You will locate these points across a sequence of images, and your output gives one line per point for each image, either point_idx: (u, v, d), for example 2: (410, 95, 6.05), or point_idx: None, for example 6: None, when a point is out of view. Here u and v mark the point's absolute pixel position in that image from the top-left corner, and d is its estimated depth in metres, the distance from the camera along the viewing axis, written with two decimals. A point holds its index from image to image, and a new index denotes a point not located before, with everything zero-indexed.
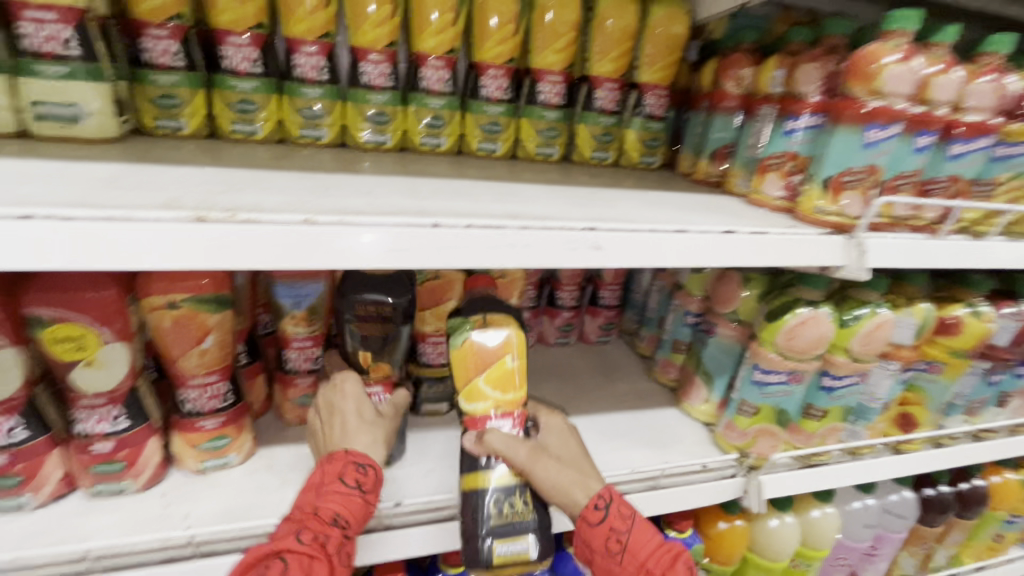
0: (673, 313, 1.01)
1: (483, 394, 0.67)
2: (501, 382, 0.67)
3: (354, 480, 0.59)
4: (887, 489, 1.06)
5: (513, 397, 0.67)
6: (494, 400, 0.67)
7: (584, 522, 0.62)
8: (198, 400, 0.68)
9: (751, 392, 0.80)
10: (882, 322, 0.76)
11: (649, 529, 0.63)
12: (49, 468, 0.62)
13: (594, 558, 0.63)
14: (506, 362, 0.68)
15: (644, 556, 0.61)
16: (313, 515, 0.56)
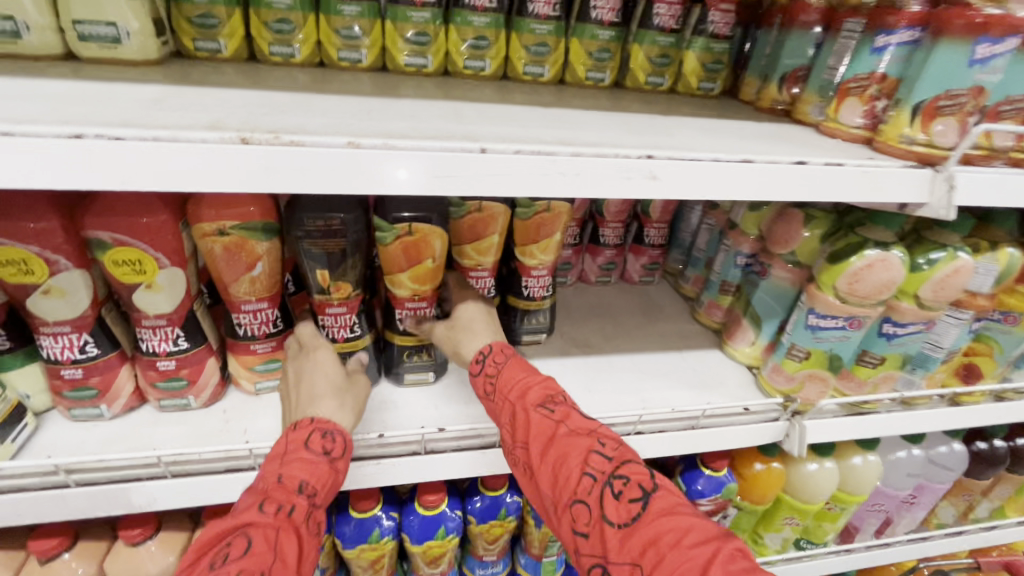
0: (724, 253, 0.96)
1: (401, 283, 0.71)
2: (422, 279, 0.71)
3: (320, 446, 0.58)
4: (936, 441, 1.03)
5: (431, 288, 0.72)
6: (411, 290, 0.71)
7: (472, 375, 0.68)
8: (250, 325, 0.70)
9: (803, 337, 0.77)
10: (960, 268, 0.70)
11: (524, 368, 0.66)
12: (121, 382, 0.67)
13: (483, 406, 0.67)
14: (426, 263, 0.69)
15: (509, 387, 0.64)
16: (277, 485, 0.54)
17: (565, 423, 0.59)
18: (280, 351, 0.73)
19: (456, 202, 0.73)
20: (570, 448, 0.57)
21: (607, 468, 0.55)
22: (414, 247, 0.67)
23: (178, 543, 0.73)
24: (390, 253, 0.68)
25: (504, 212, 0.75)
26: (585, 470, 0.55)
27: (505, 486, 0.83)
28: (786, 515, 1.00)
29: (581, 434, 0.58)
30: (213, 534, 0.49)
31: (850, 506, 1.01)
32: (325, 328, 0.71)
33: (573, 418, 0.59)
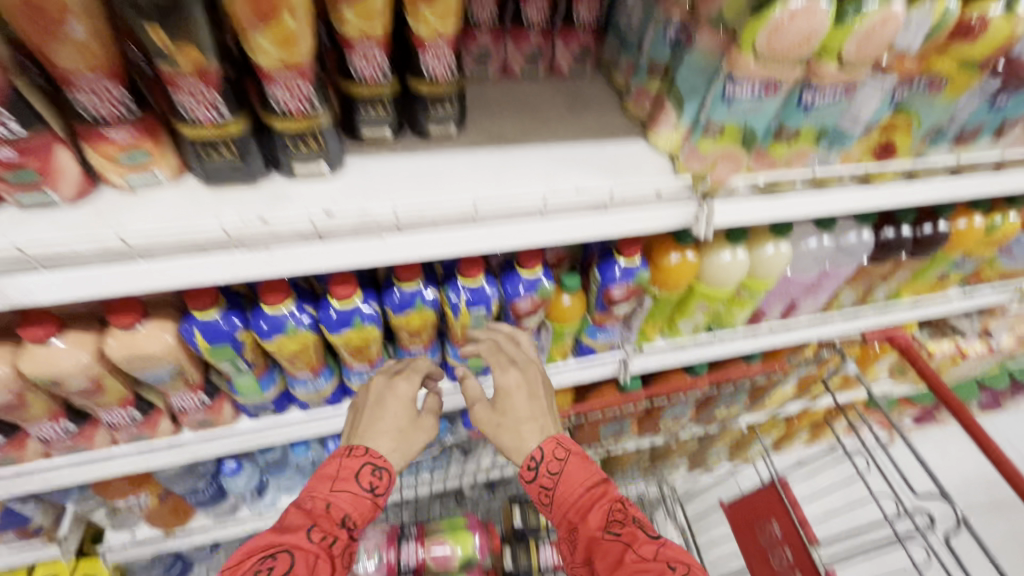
0: (654, 27, 0.88)
1: (264, 50, 0.61)
2: (286, 44, 0.60)
3: (368, 482, 0.75)
4: (847, 229, 1.07)
5: (302, 56, 0.62)
6: (278, 58, 0.62)
7: (525, 478, 0.80)
8: (94, 105, 0.60)
9: (718, 111, 0.73)
10: (888, 19, 0.63)
11: (581, 468, 0.77)
12: None
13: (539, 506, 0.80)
14: (286, 20, 0.59)
15: (569, 499, 0.75)
16: (324, 514, 0.71)
17: (631, 548, 0.68)
18: (145, 139, 0.65)
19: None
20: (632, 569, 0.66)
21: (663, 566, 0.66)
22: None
23: (88, 343, 0.74)
24: (238, 7, 0.57)
25: None
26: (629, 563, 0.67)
27: (420, 280, 0.85)
28: (697, 302, 1.08)
29: (652, 560, 0.67)
30: (260, 546, 0.66)
31: (757, 292, 1.09)
32: (185, 107, 0.62)
33: (640, 541, 0.69)
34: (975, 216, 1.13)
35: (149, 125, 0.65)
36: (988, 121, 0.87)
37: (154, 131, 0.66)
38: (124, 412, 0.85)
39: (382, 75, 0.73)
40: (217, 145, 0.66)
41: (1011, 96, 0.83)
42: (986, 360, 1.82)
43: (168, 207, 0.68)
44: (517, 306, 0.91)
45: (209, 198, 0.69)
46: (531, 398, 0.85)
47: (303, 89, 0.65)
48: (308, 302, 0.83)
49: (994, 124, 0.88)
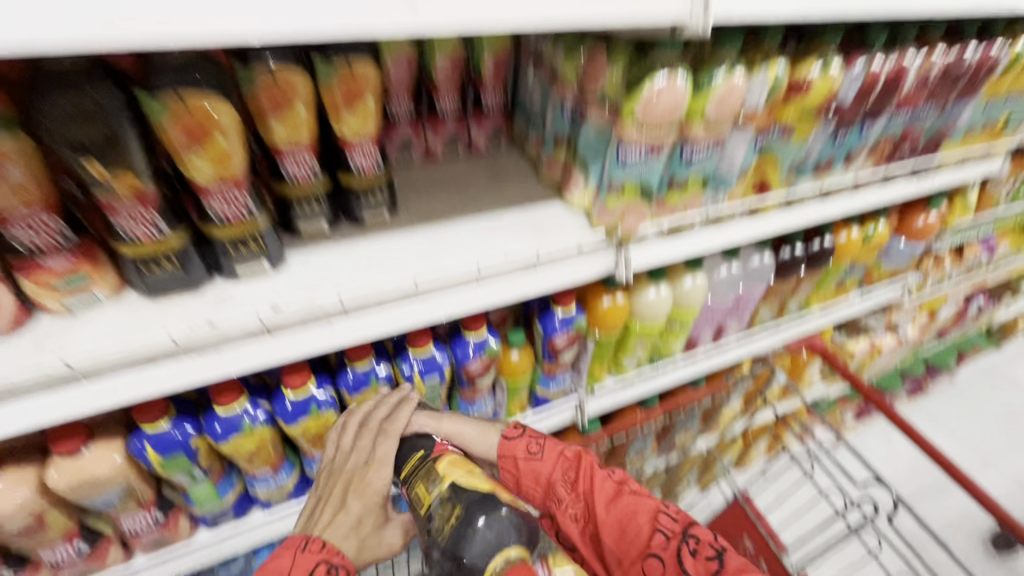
0: (552, 106, 0.99)
1: (199, 168, 0.66)
2: (221, 162, 0.66)
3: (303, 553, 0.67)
4: (750, 254, 1.22)
5: (237, 169, 0.68)
6: (214, 174, 0.67)
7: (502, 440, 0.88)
8: (31, 238, 0.63)
9: (616, 172, 0.84)
10: (662, 88, 0.74)
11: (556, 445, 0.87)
12: None
13: (519, 466, 0.86)
14: (219, 140, 0.64)
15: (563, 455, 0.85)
16: None
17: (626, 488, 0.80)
18: (83, 262, 0.67)
19: (243, 67, 0.67)
20: (637, 506, 0.77)
21: (676, 526, 0.74)
22: (194, 123, 0.62)
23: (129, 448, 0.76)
24: (169, 135, 0.62)
25: (304, 79, 0.69)
26: (658, 526, 0.75)
27: (371, 357, 0.88)
28: (636, 339, 1.16)
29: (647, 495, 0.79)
30: None
31: (686, 321, 1.18)
32: (123, 227, 0.65)
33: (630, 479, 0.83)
34: (852, 228, 1.32)
35: (87, 249, 0.67)
36: (837, 153, 1.02)
37: (92, 253, 0.68)
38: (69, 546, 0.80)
39: (312, 173, 0.79)
40: (158, 259, 0.69)
41: (849, 131, 0.98)
42: (899, 348, 2.04)
43: (109, 324, 0.68)
44: (469, 368, 0.96)
45: (150, 309, 0.70)
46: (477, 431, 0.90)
47: (237, 197, 0.70)
48: (264, 398, 0.84)
49: (843, 155, 1.03)
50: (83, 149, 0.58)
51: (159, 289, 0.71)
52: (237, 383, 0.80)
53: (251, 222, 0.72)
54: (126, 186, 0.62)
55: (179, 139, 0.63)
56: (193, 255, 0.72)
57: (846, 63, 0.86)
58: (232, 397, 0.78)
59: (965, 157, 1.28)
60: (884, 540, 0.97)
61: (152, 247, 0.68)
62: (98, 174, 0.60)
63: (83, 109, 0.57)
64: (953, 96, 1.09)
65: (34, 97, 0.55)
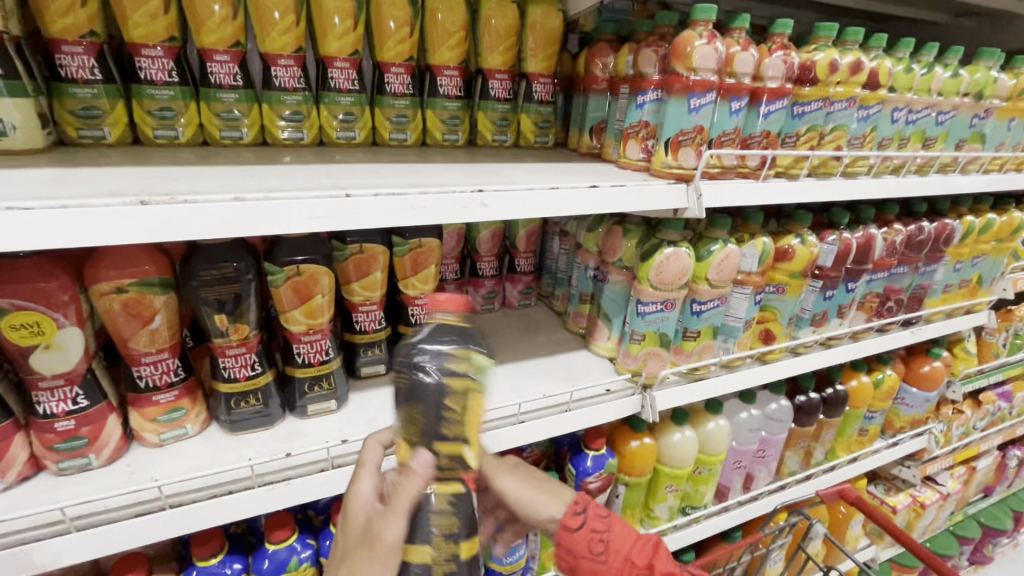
0: (577, 269, 1.17)
1: (295, 320, 0.80)
2: (313, 315, 0.80)
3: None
4: (767, 400, 1.29)
5: (324, 321, 0.82)
6: (305, 325, 0.80)
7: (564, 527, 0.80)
8: (151, 376, 0.75)
9: (637, 322, 0.97)
10: (671, 256, 0.91)
11: (622, 529, 0.83)
12: (16, 450, 0.68)
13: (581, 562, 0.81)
14: (317, 299, 0.79)
15: (625, 550, 0.81)
16: None
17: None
18: (183, 398, 0.78)
19: (340, 243, 0.86)
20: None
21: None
22: (303, 285, 0.77)
23: None
24: (282, 293, 0.77)
25: (383, 250, 0.87)
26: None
27: None
28: (666, 484, 1.18)
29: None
30: None
31: (714, 466, 1.21)
32: (227, 369, 0.78)
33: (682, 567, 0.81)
34: (861, 376, 1.40)
35: (190, 386, 0.79)
36: (829, 307, 1.15)
37: (192, 391, 0.79)
38: None
39: (378, 324, 0.94)
40: (247, 395, 0.80)
41: (835, 289, 1.13)
42: (944, 505, 1.93)
43: (194, 455, 0.77)
44: None
45: (230, 442, 0.79)
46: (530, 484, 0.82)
47: (320, 342, 0.83)
48: (311, 536, 0.87)
49: (835, 309, 1.16)
50: (214, 306, 0.73)
51: (239, 425, 0.80)
52: (290, 519, 0.84)
53: (328, 365, 0.85)
54: (237, 332, 0.76)
55: (285, 298, 0.77)
56: (274, 393, 0.82)
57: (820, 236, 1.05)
58: (285, 532, 0.82)
59: (950, 310, 1.41)
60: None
61: (244, 386, 0.79)
62: (220, 324, 0.74)
63: (223, 274, 0.72)
64: (922, 261, 1.26)
65: (189, 264, 0.71)
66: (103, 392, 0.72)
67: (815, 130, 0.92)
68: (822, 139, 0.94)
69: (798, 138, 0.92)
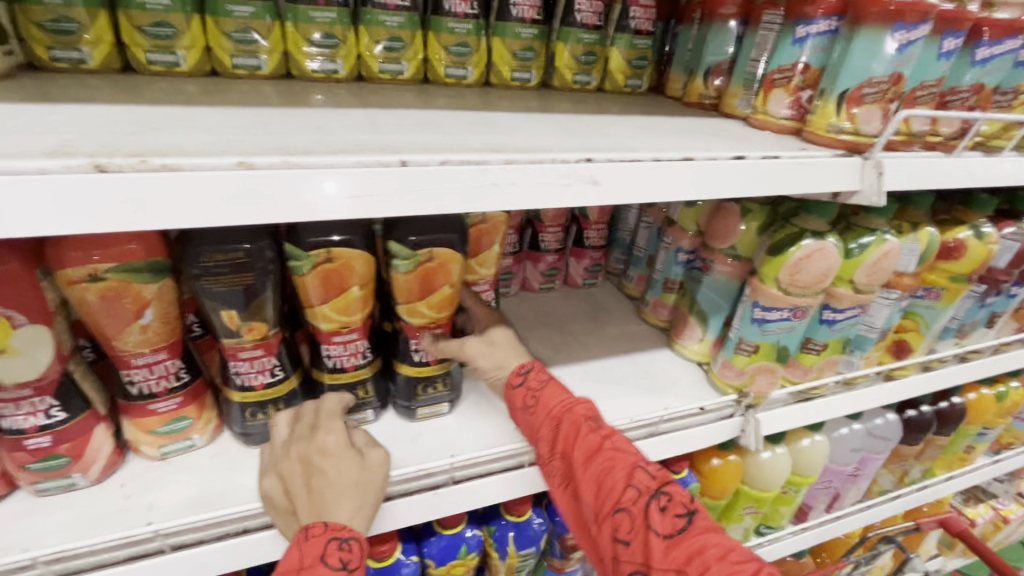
0: (665, 250, 0.95)
1: (324, 317, 0.62)
2: (348, 311, 0.62)
3: (340, 559, 0.50)
4: (873, 414, 1.08)
5: (360, 319, 0.64)
6: (337, 324, 0.63)
7: (507, 387, 0.68)
8: (146, 381, 0.59)
9: (750, 331, 0.76)
10: (814, 252, 0.69)
11: (567, 386, 0.67)
12: None
13: (516, 416, 0.68)
14: (351, 292, 0.61)
15: (552, 405, 0.64)
16: None
17: (609, 439, 0.60)
18: (188, 406, 0.63)
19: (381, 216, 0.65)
20: (615, 461, 0.58)
21: (653, 483, 0.55)
22: (334, 274, 0.59)
23: None
24: (308, 283, 0.59)
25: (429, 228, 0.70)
26: (631, 483, 0.56)
27: (463, 522, 0.77)
28: (746, 505, 1.01)
29: (626, 450, 0.59)
30: None
31: (803, 488, 1.03)
32: (240, 375, 0.61)
33: (620, 435, 0.61)
34: (983, 388, 1.17)
35: (196, 390, 0.63)
36: (982, 315, 0.92)
37: (199, 396, 0.64)
38: None
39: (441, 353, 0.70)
40: (266, 405, 0.64)
41: (997, 295, 0.89)
42: None
43: (201, 475, 0.62)
44: (566, 538, 0.83)
45: (246, 460, 0.64)
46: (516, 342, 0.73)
47: (355, 344, 0.65)
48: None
49: (987, 317, 0.93)
50: (220, 301, 0.55)
51: (257, 439, 0.65)
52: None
53: (365, 370, 0.68)
54: (249, 332, 0.59)
55: (312, 290, 0.59)
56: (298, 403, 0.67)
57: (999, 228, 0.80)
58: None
59: None
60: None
61: (261, 395, 0.63)
62: (229, 322, 0.57)
63: (231, 260, 0.54)
64: None
65: (185, 245, 0.53)
66: (86, 400, 0.57)
67: None
68: None
69: (1017, 95, 0.66)
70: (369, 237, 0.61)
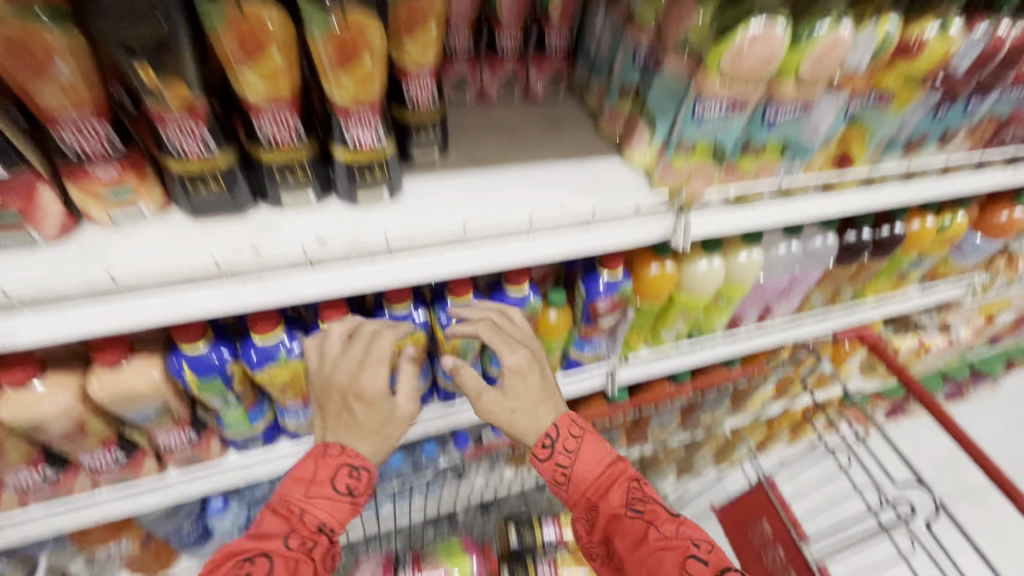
0: (624, 52, 0.91)
1: (248, 83, 0.61)
2: (272, 77, 0.61)
3: (345, 486, 0.72)
4: (813, 234, 1.13)
5: (285, 90, 0.63)
6: (263, 92, 0.62)
7: (537, 458, 0.81)
8: (78, 142, 0.60)
9: (690, 127, 0.77)
10: (757, 37, 0.66)
11: (599, 448, 0.81)
12: None
13: (553, 487, 0.83)
14: (273, 54, 0.60)
15: (585, 485, 0.79)
16: (302, 522, 0.69)
17: (652, 526, 0.75)
18: (129, 173, 0.65)
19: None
20: (663, 552, 0.73)
21: (706, 571, 0.71)
22: (248, 31, 0.57)
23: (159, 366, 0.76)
24: (223, 42, 0.58)
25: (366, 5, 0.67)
26: (686, 571, 0.71)
27: (410, 302, 0.86)
28: (679, 311, 1.11)
29: (674, 538, 0.74)
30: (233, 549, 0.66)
31: (734, 298, 1.12)
32: (172, 141, 0.62)
33: (662, 521, 0.75)
34: (927, 217, 1.21)
35: (133, 160, 0.65)
36: (933, 130, 0.92)
37: (140, 166, 0.65)
38: (108, 452, 0.83)
39: (377, 140, 0.69)
40: (205, 176, 0.66)
41: (952, 106, 0.88)
42: (946, 350, 1.93)
43: (152, 240, 0.67)
44: None
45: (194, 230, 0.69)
46: (545, 395, 0.82)
47: (288, 119, 0.65)
48: (301, 332, 0.83)
49: (939, 133, 0.93)
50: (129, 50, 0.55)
51: (203, 210, 0.69)
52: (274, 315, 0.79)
53: (301, 150, 0.69)
54: (169, 92, 0.58)
55: (228, 45, 0.58)
56: (239, 180, 0.69)
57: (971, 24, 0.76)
58: (269, 326, 0.78)
59: None
60: (917, 542, 0.93)
61: (198, 166, 0.65)
62: (147, 78, 0.57)
63: None
64: None
65: None
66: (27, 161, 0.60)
67: None
68: None
69: None
70: None
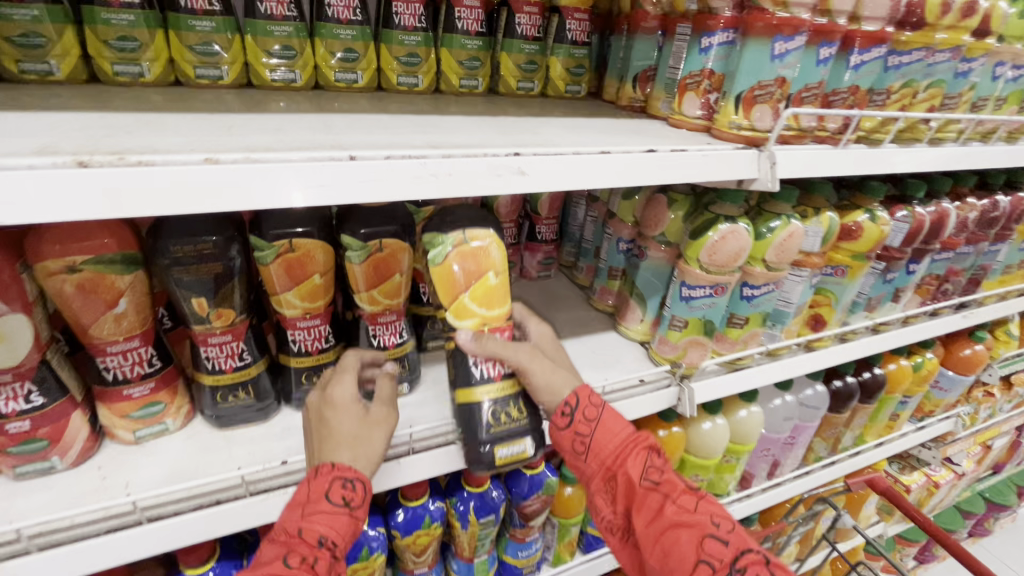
0: (607, 241, 1.03)
1: (289, 303, 0.67)
2: (310, 296, 0.67)
3: (341, 497, 0.58)
4: (803, 385, 1.19)
5: (322, 304, 0.69)
6: (302, 309, 0.68)
7: (554, 426, 0.67)
8: (120, 368, 0.63)
9: (679, 308, 0.85)
10: (793, 232, 0.81)
11: (618, 421, 0.68)
12: (73, 429, 0.62)
13: (563, 451, 0.70)
14: (315, 278, 0.66)
15: (607, 454, 0.67)
16: (296, 537, 0.56)
17: (670, 500, 0.64)
18: (161, 391, 0.67)
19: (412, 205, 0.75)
20: (681, 530, 0.62)
21: None
22: (383, 262, 0.67)
23: None
24: (359, 271, 0.67)
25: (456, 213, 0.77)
26: (702, 557, 0.60)
27: (426, 494, 0.83)
28: (691, 473, 1.10)
29: (693, 516, 0.63)
30: None
31: (742, 455, 1.12)
32: (210, 359, 0.66)
33: (679, 494, 0.64)
34: (900, 360, 1.30)
35: (169, 377, 0.68)
36: (887, 290, 1.04)
37: (171, 382, 0.68)
38: None
39: (400, 338, 0.75)
40: (236, 388, 0.69)
41: (897, 271, 1.01)
42: (957, 484, 1.90)
43: (176, 456, 0.67)
44: (524, 507, 0.89)
45: (219, 440, 0.69)
46: (534, 355, 0.67)
47: (320, 330, 0.70)
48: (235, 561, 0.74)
49: (892, 292, 1.05)
50: (185, 289, 0.60)
51: (230, 421, 0.70)
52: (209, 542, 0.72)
53: (328, 354, 0.73)
54: (223, 319, 0.64)
55: (273, 277, 0.63)
56: (264, 388, 0.71)
57: (964, 201, 1.02)
58: None
59: (1006, 293, 1.29)
60: None
61: (229, 376, 0.68)
62: (198, 309, 0.62)
63: (200, 250, 0.59)
64: (990, 237, 1.13)
65: (143, 231, 0.59)
66: (140, 255, 0.59)
67: (909, 87, 0.77)
68: (905, 97, 0.78)
69: (889, 95, 0.77)
70: (323, 225, 0.65)
